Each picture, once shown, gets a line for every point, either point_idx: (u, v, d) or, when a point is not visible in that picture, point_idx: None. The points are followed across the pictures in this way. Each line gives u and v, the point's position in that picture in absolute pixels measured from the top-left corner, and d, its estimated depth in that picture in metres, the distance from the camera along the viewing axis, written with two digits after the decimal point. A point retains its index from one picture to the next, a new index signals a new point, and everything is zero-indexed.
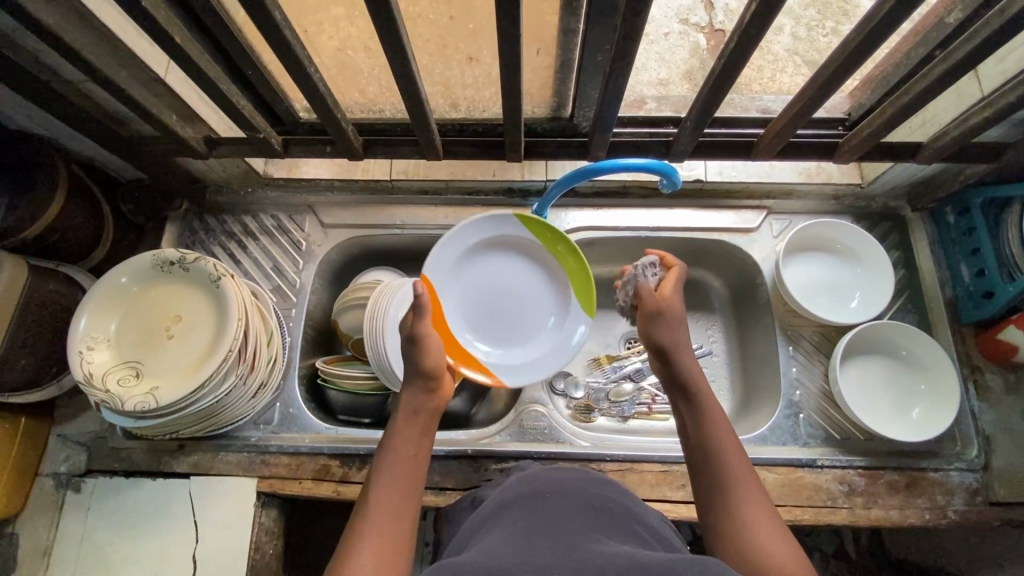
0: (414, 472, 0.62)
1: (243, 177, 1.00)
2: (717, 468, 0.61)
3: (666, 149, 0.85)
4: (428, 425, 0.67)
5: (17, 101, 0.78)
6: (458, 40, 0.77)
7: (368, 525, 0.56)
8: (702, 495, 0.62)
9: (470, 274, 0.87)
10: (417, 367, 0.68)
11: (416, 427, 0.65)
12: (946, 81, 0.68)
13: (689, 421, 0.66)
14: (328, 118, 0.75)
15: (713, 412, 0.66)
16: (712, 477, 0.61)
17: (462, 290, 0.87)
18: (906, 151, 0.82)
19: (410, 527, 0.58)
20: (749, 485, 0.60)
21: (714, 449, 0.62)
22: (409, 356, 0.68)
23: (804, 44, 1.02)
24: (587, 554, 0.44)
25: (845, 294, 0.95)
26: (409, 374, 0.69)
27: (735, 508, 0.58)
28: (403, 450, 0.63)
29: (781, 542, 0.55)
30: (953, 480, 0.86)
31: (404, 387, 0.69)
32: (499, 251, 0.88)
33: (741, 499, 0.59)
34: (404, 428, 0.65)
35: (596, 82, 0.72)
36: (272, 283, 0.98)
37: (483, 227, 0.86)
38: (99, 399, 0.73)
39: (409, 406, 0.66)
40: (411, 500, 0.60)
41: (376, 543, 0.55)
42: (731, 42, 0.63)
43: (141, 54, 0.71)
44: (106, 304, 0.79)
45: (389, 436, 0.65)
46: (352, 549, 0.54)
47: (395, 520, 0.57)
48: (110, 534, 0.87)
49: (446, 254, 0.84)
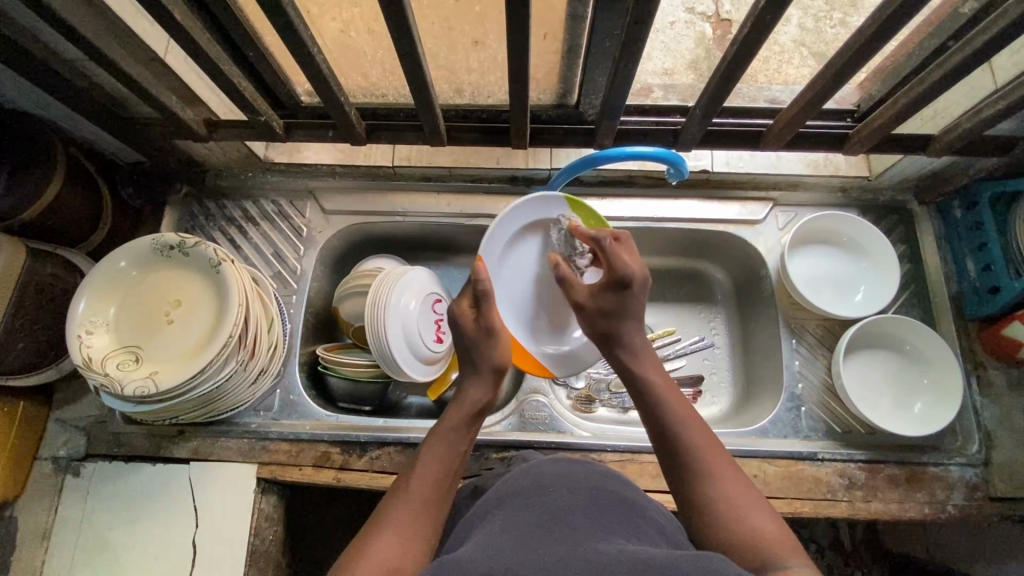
0: (453, 467, 0.62)
1: (243, 161, 0.99)
2: (686, 451, 0.61)
3: (674, 137, 0.84)
4: (478, 425, 0.67)
5: (14, 80, 0.77)
6: (464, 22, 0.75)
7: (399, 510, 0.57)
8: (673, 481, 0.61)
9: (518, 257, 0.85)
10: (488, 362, 0.71)
11: (467, 423, 0.66)
12: (960, 71, 0.67)
13: (642, 412, 0.66)
14: (331, 101, 0.74)
15: (671, 401, 0.65)
16: (680, 462, 0.61)
17: (511, 273, 0.86)
18: (917, 143, 0.81)
19: (441, 519, 0.58)
20: (723, 467, 0.59)
21: (675, 434, 0.62)
22: (481, 349, 0.71)
23: (811, 35, 0.98)
24: (592, 549, 0.43)
25: (851, 288, 0.95)
26: (478, 368, 0.71)
27: (708, 489, 0.58)
28: (453, 441, 0.64)
29: (767, 522, 0.55)
30: (953, 475, 0.86)
31: (468, 380, 0.70)
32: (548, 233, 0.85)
33: (712, 479, 0.58)
34: (456, 423, 0.66)
35: (603, 69, 0.71)
36: (273, 269, 0.97)
37: (532, 209, 0.83)
38: (99, 383, 0.73)
39: (468, 401, 0.68)
40: (446, 495, 0.60)
41: (406, 526, 0.55)
42: (744, 28, 0.62)
43: (140, 33, 0.70)
44: (106, 289, 0.79)
45: (439, 429, 0.66)
46: (378, 531, 0.55)
47: (427, 507, 0.58)
48: (109, 517, 0.87)
49: (496, 239, 0.82)
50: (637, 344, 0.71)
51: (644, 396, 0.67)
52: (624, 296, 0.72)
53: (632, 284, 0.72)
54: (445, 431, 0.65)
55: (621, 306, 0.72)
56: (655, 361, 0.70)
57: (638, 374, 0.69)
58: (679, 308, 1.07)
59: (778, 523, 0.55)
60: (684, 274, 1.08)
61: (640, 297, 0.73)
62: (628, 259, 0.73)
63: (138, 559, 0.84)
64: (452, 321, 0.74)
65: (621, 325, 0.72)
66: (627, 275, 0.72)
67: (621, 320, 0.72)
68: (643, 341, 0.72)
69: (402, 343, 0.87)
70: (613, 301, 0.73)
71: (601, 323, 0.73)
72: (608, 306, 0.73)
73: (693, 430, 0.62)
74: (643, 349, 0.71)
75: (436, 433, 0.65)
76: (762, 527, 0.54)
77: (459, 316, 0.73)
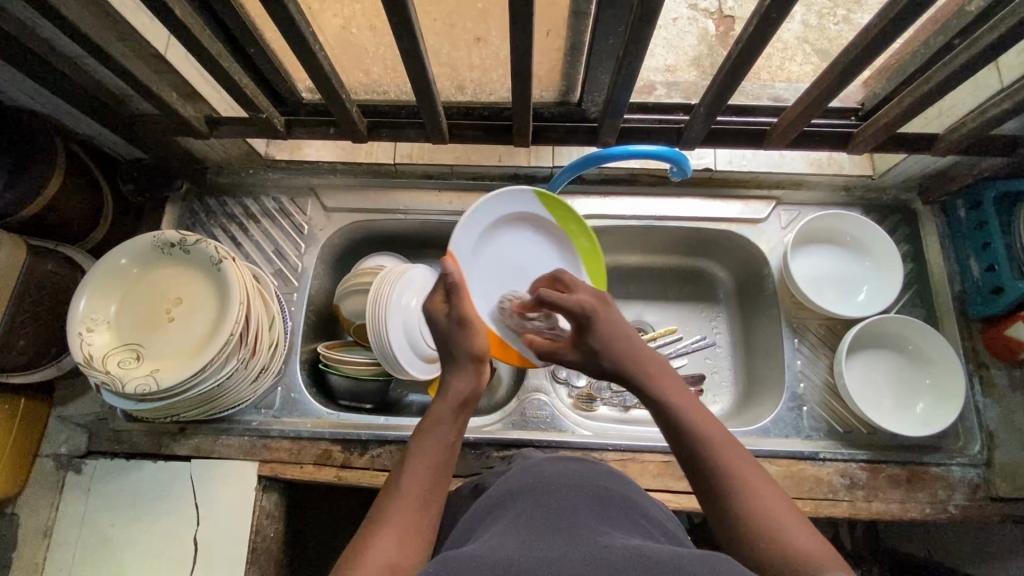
0: (444, 462, 0.61)
1: (244, 158, 0.98)
2: (720, 472, 0.57)
3: (677, 136, 0.83)
4: (465, 417, 0.65)
5: (13, 76, 0.76)
6: (467, 19, 0.74)
7: (392, 511, 0.56)
8: (708, 502, 0.57)
9: (488, 253, 0.85)
10: (467, 352, 0.68)
11: (453, 417, 0.64)
12: (967, 70, 0.66)
13: (670, 440, 0.62)
14: (332, 98, 0.74)
15: (696, 421, 0.61)
16: (713, 484, 0.57)
17: (482, 266, 0.84)
18: (922, 142, 0.81)
19: (436, 515, 0.57)
20: (761, 486, 0.56)
21: (705, 456, 0.58)
22: (457, 339, 0.68)
23: (814, 33, 0.97)
24: (596, 548, 0.43)
25: (854, 287, 0.94)
26: (456, 358, 0.68)
27: (748, 509, 0.54)
28: (442, 436, 0.62)
29: (806, 540, 0.51)
30: (955, 475, 0.86)
31: (451, 372, 0.68)
32: (514, 228, 0.88)
33: (748, 499, 0.55)
34: (441, 418, 0.64)
35: (607, 66, 0.70)
36: (274, 267, 0.97)
37: (500, 203, 0.84)
38: (100, 380, 0.73)
39: (451, 394, 0.66)
40: (440, 490, 0.59)
41: (400, 527, 0.54)
42: (750, 25, 0.61)
43: (141, 29, 0.69)
44: (105, 286, 0.78)
45: (425, 426, 0.63)
46: (372, 533, 0.54)
47: (421, 506, 0.57)
48: (110, 514, 0.87)
49: (469, 232, 0.82)
50: (647, 364, 0.66)
51: (668, 421, 0.62)
52: (593, 333, 0.67)
53: (594, 318, 0.67)
54: (431, 428, 0.63)
55: (600, 337, 0.67)
56: (675, 380, 0.66)
57: (655, 398, 0.64)
58: (680, 306, 1.07)
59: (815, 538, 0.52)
60: (685, 272, 1.08)
61: (612, 319, 0.69)
62: (578, 293, 0.70)
63: (139, 556, 0.84)
64: (425, 317, 0.70)
65: (614, 354, 0.67)
66: (581, 309, 0.67)
67: (610, 356, 0.67)
68: (648, 356, 0.67)
69: (403, 343, 0.87)
70: (591, 342, 0.68)
71: (600, 364, 0.68)
72: (591, 349, 0.67)
73: (725, 449, 0.58)
74: (656, 369, 0.66)
75: (423, 430, 0.63)
76: (807, 547, 0.51)
77: (431, 311, 0.69)
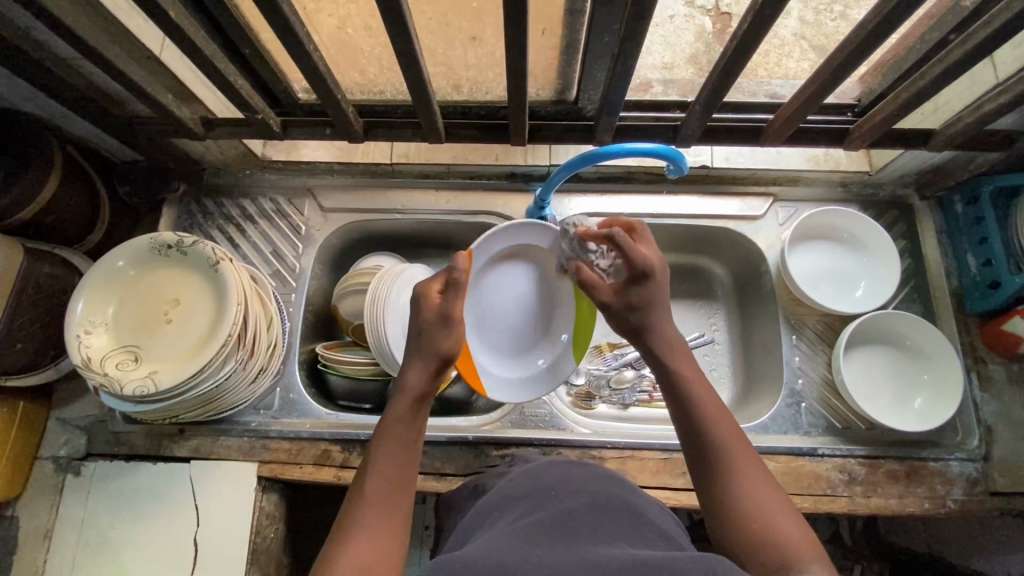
0: (407, 462, 0.59)
1: (241, 159, 0.98)
2: (715, 451, 0.58)
3: (673, 133, 0.84)
4: (425, 410, 0.63)
5: (5, 76, 0.76)
6: (461, 18, 0.74)
7: (359, 519, 0.54)
8: (697, 483, 0.59)
9: (499, 278, 0.84)
10: (436, 350, 0.64)
11: (411, 415, 0.62)
12: (963, 64, 0.66)
13: (669, 403, 0.64)
14: (330, 100, 0.74)
15: (700, 392, 0.62)
16: (709, 463, 0.58)
17: (487, 292, 0.84)
18: (916, 138, 0.81)
19: (405, 513, 0.57)
20: (752, 470, 0.57)
21: (707, 435, 0.59)
22: (434, 336, 0.65)
23: (811, 28, 0.96)
24: (594, 552, 0.43)
25: (850, 284, 0.95)
26: (425, 354, 0.64)
27: (733, 486, 0.56)
28: (399, 433, 0.60)
29: (792, 526, 0.53)
30: (954, 470, 0.86)
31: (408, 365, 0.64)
32: (525, 263, 0.86)
33: (741, 483, 0.56)
34: (400, 416, 0.61)
35: (603, 64, 0.70)
36: (272, 267, 0.97)
37: (544, 237, 0.84)
38: (98, 383, 0.73)
39: (407, 390, 0.63)
40: (406, 489, 0.58)
41: (367, 538, 0.53)
42: (744, 22, 0.61)
43: (134, 30, 0.69)
44: (102, 289, 0.78)
45: (383, 425, 0.61)
46: (341, 542, 0.53)
47: (386, 514, 0.55)
48: (109, 516, 0.87)
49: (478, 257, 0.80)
50: (669, 333, 0.67)
51: (674, 386, 0.63)
52: (644, 288, 0.69)
53: (652, 275, 0.68)
54: (390, 425, 0.61)
55: (645, 296, 0.69)
56: (688, 353, 0.66)
57: (671, 368, 0.65)
58: (678, 303, 1.07)
59: (805, 531, 0.53)
60: (684, 269, 1.07)
61: (662, 287, 0.69)
62: (644, 250, 0.70)
63: (140, 557, 0.85)
64: (413, 302, 0.67)
65: (650, 315, 0.68)
66: (643, 266, 0.68)
67: (647, 313, 0.68)
68: (675, 329, 0.68)
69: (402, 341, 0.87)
70: (635, 294, 0.69)
71: (629, 320, 0.69)
72: (632, 301, 0.69)
73: (716, 419, 0.60)
74: (675, 340, 0.67)
75: (381, 430, 0.61)
76: (790, 532, 0.52)
77: (423, 297, 0.67)
